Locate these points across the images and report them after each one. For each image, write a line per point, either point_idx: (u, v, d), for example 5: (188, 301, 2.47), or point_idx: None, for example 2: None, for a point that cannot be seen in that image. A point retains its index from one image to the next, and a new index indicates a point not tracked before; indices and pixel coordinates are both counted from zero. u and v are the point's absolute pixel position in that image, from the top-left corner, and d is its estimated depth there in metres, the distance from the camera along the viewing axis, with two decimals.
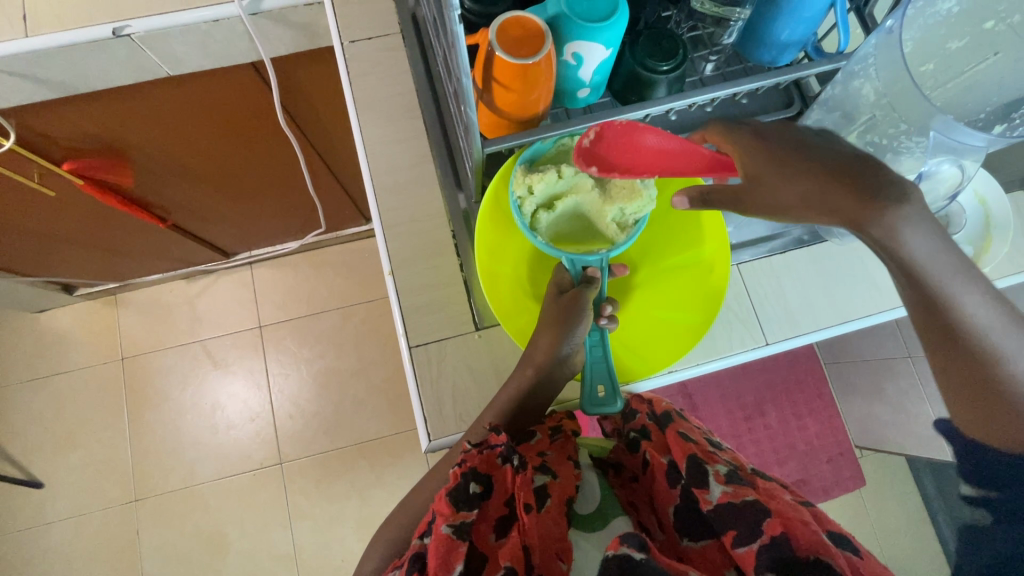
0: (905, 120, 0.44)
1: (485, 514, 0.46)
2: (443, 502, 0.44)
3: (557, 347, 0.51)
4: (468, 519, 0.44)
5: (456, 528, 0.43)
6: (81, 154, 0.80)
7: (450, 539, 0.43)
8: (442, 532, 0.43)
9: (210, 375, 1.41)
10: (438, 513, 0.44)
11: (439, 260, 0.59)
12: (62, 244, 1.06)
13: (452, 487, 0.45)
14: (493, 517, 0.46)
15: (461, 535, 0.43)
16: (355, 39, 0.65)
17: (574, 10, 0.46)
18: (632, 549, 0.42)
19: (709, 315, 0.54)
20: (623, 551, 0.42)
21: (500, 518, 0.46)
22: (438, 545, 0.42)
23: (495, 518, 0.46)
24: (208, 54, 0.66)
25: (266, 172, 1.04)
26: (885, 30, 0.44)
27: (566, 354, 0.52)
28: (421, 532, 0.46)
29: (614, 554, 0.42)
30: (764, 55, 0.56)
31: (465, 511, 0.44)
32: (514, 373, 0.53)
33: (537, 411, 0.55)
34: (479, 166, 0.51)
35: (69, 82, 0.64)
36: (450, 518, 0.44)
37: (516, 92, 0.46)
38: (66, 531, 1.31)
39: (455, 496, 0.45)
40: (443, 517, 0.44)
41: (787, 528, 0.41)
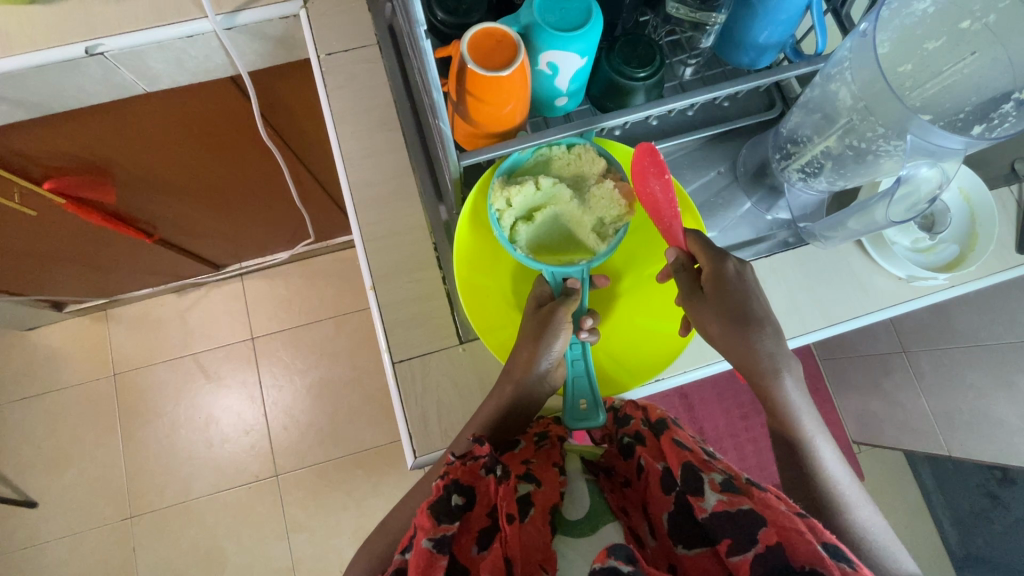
0: (882, 123, 0.45)
1: (467, 527, 0.46)
2: (424, 515, 0.44)
3: (535, 362, 0.51)
4: (448, 532, 0.43)
5: (436, 541, 0.42)
6: (62, 173, 0.79)
7: (431, 553, 0.42)
8: (422, 546, 0.42)
9: (203, 389, 1.41)
10: (420, 527, 0.43)
11: (421, 273, 0.58)
12: (49, 262, 1.05)
13: (434, 500, 0.45)
14: (475, 529, 0.45)
15: (441, 548, 0.42)
16: (332, 51, 0.64)
17: (546, 20, 0.45)
18: (620, 561, 0.40)
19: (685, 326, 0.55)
20: (611, 563, 0.40)
21: (482, 529, 0.45)
22: (418, 559, 0.42)
23: (477, 530, 0.45)
24: (185, 69, 0.65)
25: (252, 184, 1.03)
26: (859, 33, 0.44)
27: (545, 369, 0.51)
28: (403, 547, 0.45)
29: (601, 566, 0.40)
30: (742, 58, 0.55)
31: (447, 524, 0.44)
32: (494, 390, 0.52)
33: (521, 422, 0.55)
34: (457, 179, 0.50)
35: (44, 102, 0.63)
36: (431, 532, 0.43)
37: (489, 103, 0.46)
38: (61, 550, 1.30)
39: (437, 508, 0.44)
40: (423, 531, 0.43)
41: (783, 538, 0.40)
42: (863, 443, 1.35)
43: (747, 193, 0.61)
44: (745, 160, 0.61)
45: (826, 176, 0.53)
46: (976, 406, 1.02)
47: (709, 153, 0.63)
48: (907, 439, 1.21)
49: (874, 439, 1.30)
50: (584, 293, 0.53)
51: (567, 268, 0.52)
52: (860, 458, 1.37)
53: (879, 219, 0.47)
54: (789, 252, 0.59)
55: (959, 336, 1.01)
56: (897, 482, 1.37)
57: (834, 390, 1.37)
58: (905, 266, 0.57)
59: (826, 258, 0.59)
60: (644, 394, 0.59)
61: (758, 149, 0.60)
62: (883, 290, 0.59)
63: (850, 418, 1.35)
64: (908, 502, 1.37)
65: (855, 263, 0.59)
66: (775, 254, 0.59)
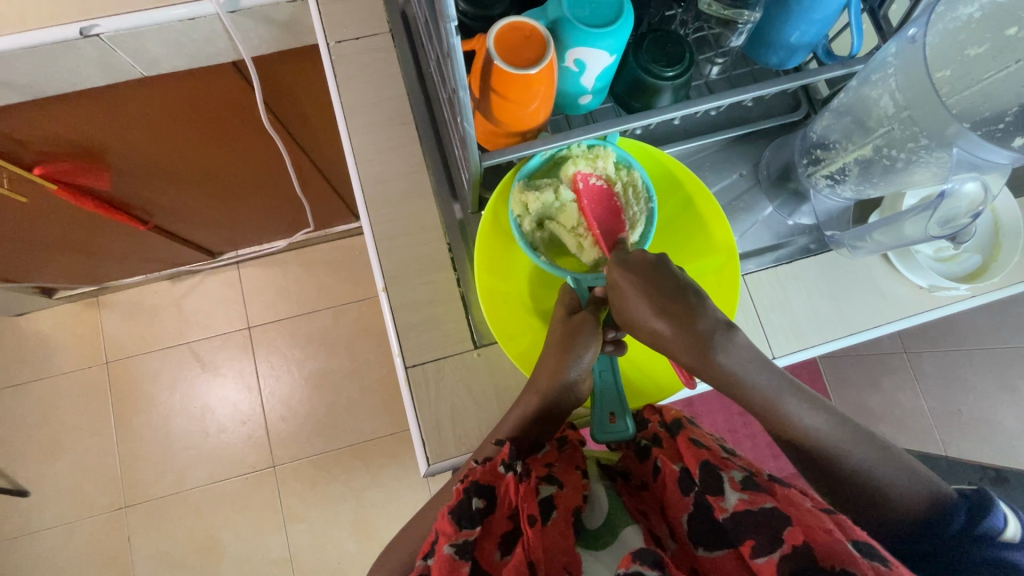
0: (924, 134, 0.43)
1: (489, 531, 0.45)
2: (446, 521, 0.44)
3: (563, 373, 0.49)
4: (471, 537, 0.43)
5: (458, 547, 0.42)
6: (54, 158, 0.75)
7: (453, 559, 0.42)
8: (445, 552, 0.42)
9: (198, 378, 1.38)
10: (442, 533, 0.43)
11: (435, 275, 0.56)
12: (39, 248, 1.02)
13: (454, 505, 0.45)
14: (497, 533, 0.45)
15: (463, 555, 0.42)
16: (342, 39, 0.62)
17: (575, 15, 0.43)
18: (644, 566, 0.40)
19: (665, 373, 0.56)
20: (634, 568, 0.40)
21: (504, 533, 0.45)
22: (440, 565, 0.42)
23: (499, 535, 0.45)
24: (185, 53, 0.62)
25: (251, 171, 0.99)
26: (907, 37, 0.42)
27: (575, 380, 0.49)
28: (424, 553, 0.45)
29: (625, 572, 0.40)
30: (772, 57, 0.53)
31: (468, 529, 0.43)
32: (519, 400, 0.51)
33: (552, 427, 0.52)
34: (477, 179, 0.48)
35: (36, 85, 0.60)
36: (453, 538, 0.43)
37: (514, 102, 0.44)
38: (54, 539, 1.29)
39: (458, 513, 0.44)
40: (445, 537, 0.43)
41: (809, 536, 0.39)
42: None
43: (769, 197, 0.60)
44: (768, 162, 0.60)
45: (854, 184, 0.52)
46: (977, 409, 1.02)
47: (732, 154, 0.62)
48: None
49: None
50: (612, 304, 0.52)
51: (593, 276, 0.51)
52: None
53: (909, 233, 0.47)
54: (810, 258, 0.58)
55: None
56: None
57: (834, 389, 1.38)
58: (928, 275, 0.56)
59: (846, 266, 0.58)
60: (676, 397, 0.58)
61: (783, 150, 0.58)
62: (904, 299, 0.58)
63: None
64: None
65: (876, 270, 0.58)
66: (795, 261, 0.58)
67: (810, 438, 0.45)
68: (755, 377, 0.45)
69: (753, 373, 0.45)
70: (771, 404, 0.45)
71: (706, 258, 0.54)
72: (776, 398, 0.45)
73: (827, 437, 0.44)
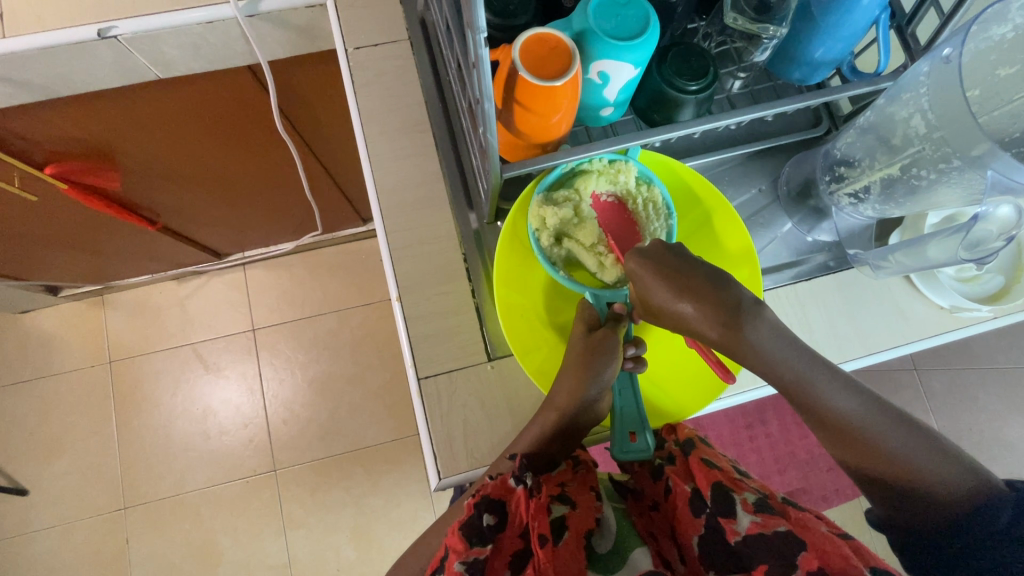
0: (956, 154, 0.42)
1: (499, 550, 0.45)
2: (456, 537, 0.43)
3: (582, 389, 0.48)
4: (480, 555, 0.43)
5: (468, 565, 0.42)
6: (64, 158, 0.75)
7: None
8: (454, 569, 0.42)
9: (201, 379, 1.38)
10: (452, 550, 0.43)
11: (449, 285, 0.55)
12: (45, 246, 1.01)
13: (465, 520, 0.44)
14: (507, 552, 0.45)
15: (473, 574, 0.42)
16: (360, 45, 0.61)
17: (602, 27, 0.42)
18: None
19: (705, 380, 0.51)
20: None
21: (514, 553, 0.45)
22: None
23: (509, 554, 0.45)
24: (201, 56, 0.62)
25: (261, 174, 0.99)
26: (941, 57, 0.41)
27: (592, 396, 0.48)
28: (434, 569, 0.45)
29: None
30: (796, 72, 0.53)
31: (478, 547, 0.43)
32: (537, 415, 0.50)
33: (568, 445, 0.51)
34: (496, 190, 0.48)
35: (51, 85, 0.60)
36: (463, 555, 0.42)
37: (537, 113, 0.43)
38: (51, 540, 1.27)
39: (468, 530, 0.44)
40: (456, 554, 0.43)
41: (823, 562, 0.39)
42: None
43: (788, 213, 0.59)
44: (788, 177, 0.59)
45: (880, 204, 0.51)
46: None
47: (751, 169, 0.61)
48: None
49: None
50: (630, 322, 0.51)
51: (613, 292, 0.50)
52: None
53: (931, 257, 0.46)
54: (829, 276, 0.58)
55: None
56: None
57: None
58: (950, 295, 0.55)
59: (864, 284, 0.57)
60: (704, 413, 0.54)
61: (804, 165, 0.57)
62: (924, 318, 0.57)
63: None
64: None
65: (895, 289, 0.58)
66: (814, 278, 0.58)
67: (841, 422, 0.44)
68: (788, 354, 0.44)
69: (777, 352, 0.44)
70: (800, 384, 0.44)
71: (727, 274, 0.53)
72: (807, 379, 0.44)
73: (859, 422, 0.43)
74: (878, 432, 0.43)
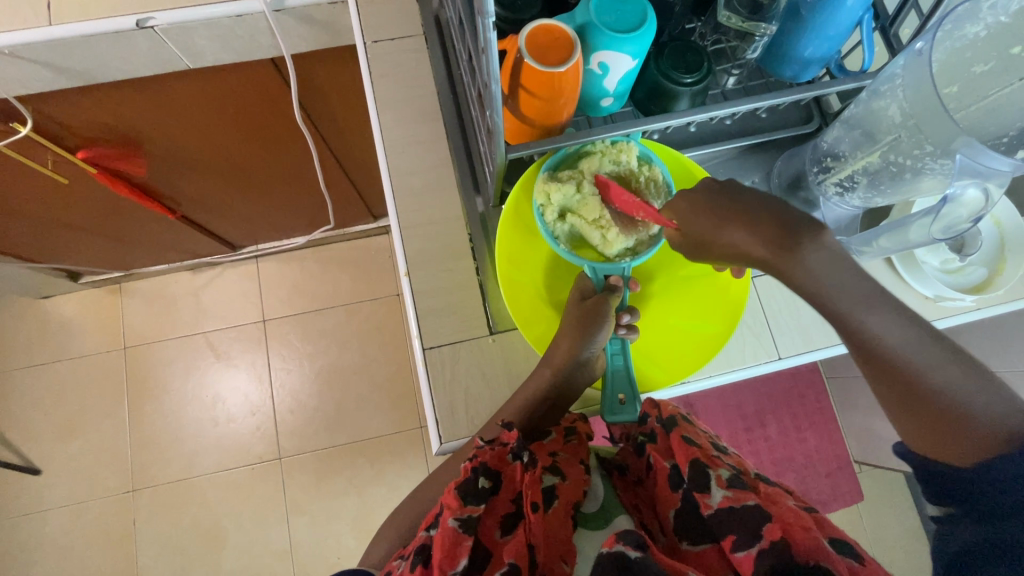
0: (931, 142, 0.45)
1: (492, 510, 0.46)
2: (451, 495, 0.45)
3: (577, 351, 0.51)
4: (474, 513, 0.44)
5: (462, 522, 0.43)
6: (96, 143, 0.80)
7: (456, 532, 0.43)
8: (448, 524, 0.43)
9: (212, 367, 1.41)
10: (447, 507, 0.44)
11: (455, 263, 0.59)
12: (70, 230, 1.06)
13: (461, 481, 0.45)
14: (500, 513, 0.46)
15: (467, 530, 0.43)
16: (378, 39, 0.65)
17: (602, 20, 0.46)
18: (628, 547, 0.41)
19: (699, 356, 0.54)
20: (619, 549, 0.41)
21: (506, 514, 0.46)
22: (444, 538, 0.42)
23: (501, 514, 0.46)
24: (230, 48, 0.66)
25: (279, 167, 1.03)
26: (915, 51, 0.44)
27: (586, 358, 0.52)
28: (428, 524, 0.46)
29: (609, 551, 0.41)
30: (786, 70, 0.56)
31: (472, 506, 0.44)
32: (534, 374, 0.54)
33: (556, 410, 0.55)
34: (501, 172, 0.51)
35: (89, 71, 0.64)
36: (457, 512, 0.44)
37: (541, 98, 0.47)
38: (61, 519, 1.31)
39: (464, 490, 0.45)
40: (450, 510, 0.44)
41: (786, 533, 0.39)
42: (865, 463, 1.36)
43: None
44: (780, 171, 0.62)
45: (863, 192, 0.54)
46: None
47: (744, 162, 0.64)
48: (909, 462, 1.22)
49: (877, 460, 1.31)
50: (625, 293, 0.54)
51: (610, 265, 0.53)
52: (860, 477, 1.38)
53: (912, 238, 0.49)
54: None
55: None
56: (896, 503, 1.38)
57: (839, 408, 1.39)
58: (933, 285, 0.58)
59: None
60: (691, 385, 0.58)
61: (795, 160, 0.60)
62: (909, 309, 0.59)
63: (852, 437, 1.36)
64: (905, 523, 1.37)
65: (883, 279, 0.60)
66: None
67: (891, 354, 0.41)
68: (847, 280, 0.42)
69: (828, 277, 0.42)
70: (855, 312, 0.42)
71: None
72: (864, 304, 0.42)
73: (912, 359, 0.40)
74: (929, 372, 0.40)
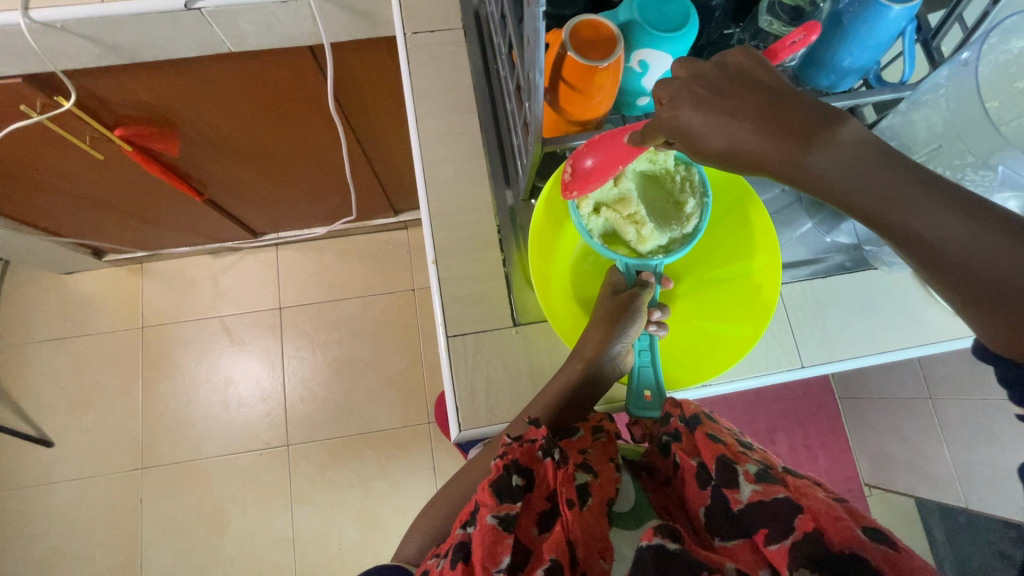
0: (972, 152, 0.44)
1: (528, 508, 0.46)
2: (487, 493, 0.45)
3: (608, 345, 0.52)
4: (512, 511, 0.44)
5: (501, 519, 0.43)
6: (133, 121, 0.82)
7: (496, 530, 0.43)
8: (487, 522, 0.43)
9: (226, 351, 1.43)
10: (483, 504, 0.45)
11: (482, 254, 0.59)
12: (98, 207, 1.08)
13: (495, 478, 0.46)
14: (535, 510, 0.46)
15: (506, 527, 0.43)
16: (418, 31, 0.67)
17: (646, 19, 0.47)
18: (666, 539, 0.42)
19: (731, 357, 0.52)
20: (658, 541, 0.42)
21: (542, 511, 0.46)
22: (484, 535, 0.43)
23: (537, 512, 0.46)
24: (272, 33, 0.67)
25: (307, 155, 1.05)
26: (959, 62, 0.44)
27: (617, 353, 0.53)
28: (465, 522, 0.46)
29: (649, 544, 0.42)
30: (823, 79, 0.56)
31: (509, 503, 0.45)
32: (564, 368, 0.54)
33: (583, 407, 0.54)
34: (535, 165, 0.51)
35: (135, 49, 0.66)
36: (494, 509, 0.44)
37: (582, 92, 0.47)
38: (69, 492, 1.32)
39: (498, 487, 0.45)
40: (487, 508, 0.44)
41: (818, 523, 0.39)
42: (875, 486, 1.33)
43: (808, 214, 0.62)
44: None
45: None
46: (1000, 462, 0.97)
47: None
48: (922, 487, 1.20)
49: (889, 483, 1.29)
50: (656, 288, 0.55)
51: (642, 262, 0.54)
52: (871, 500, 1.34)
53: None
54: (845, 275, 0.61)
55: (990, 388, 0.99)
56: None
57: (852, 429, 1.37)
58: None
59: (882, 285, 0.60)
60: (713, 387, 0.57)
61: None
62: (935, 325, 0.59)
63: (865, 460, 1.35)
64: None
65: (911, 293, 0.60)
66: (831, 276, 0.61)
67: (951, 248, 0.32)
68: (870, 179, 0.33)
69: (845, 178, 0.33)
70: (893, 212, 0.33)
71: (749, 260, 0.56)
72: (902, 200, 0.32)
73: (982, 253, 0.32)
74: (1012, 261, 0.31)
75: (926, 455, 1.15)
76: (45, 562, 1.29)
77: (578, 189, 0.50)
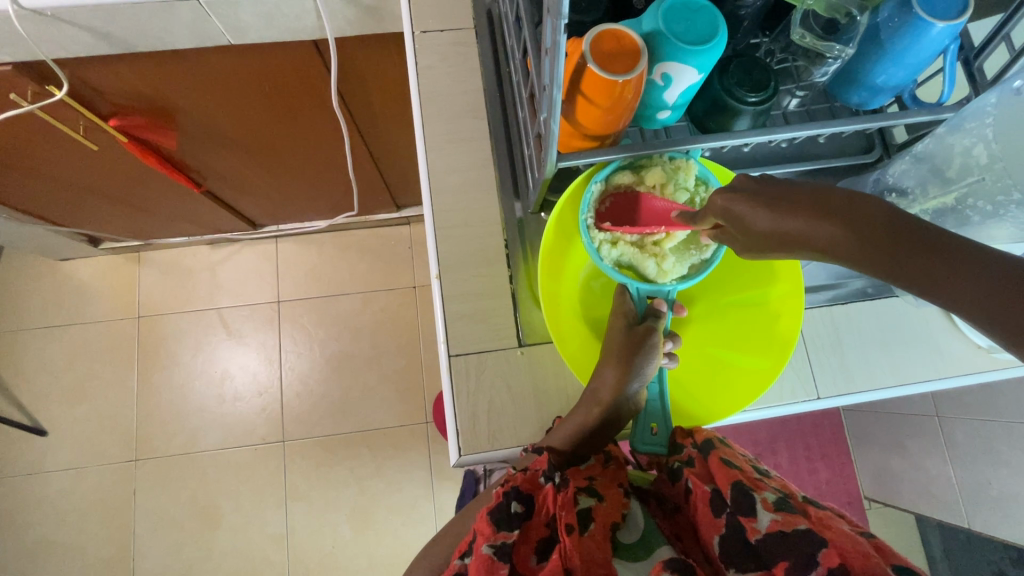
0: (1017, 188, 0.41)
1: (526, 536, 0.44)
2: (484, 521, 0.43)
3: (624, 384, 0.49)
4: (508, 540, 0.42)
5: (496, 549, 0.41)
6: (128, 112, 0.78)
7: (491, 560, 0.41)
8: (482, 552, 0.41)
9: (222, 344, 1.41)
10: (479, 533, 0.43)
11: (489, 269, 0.57)
12: (92, 196, 1.05)
13: (494, 506, 0.44)
14: (534, 539, 0.44)
15: (501, 557, 0.41)
16: (427, 29, 0.64)
17: (672, 30, 0.43)
18: None
19: (750, 393, 0.50)
20: None
21: (542, 540, 0.44)
22: (477, 566, 0.41)
23: (536, 540, 0.44)
24: (272, 27, 0.63)
25: (309, 149, 1.02)
26: (1011, 88, 0.41)
27: (635, 391, 0.50)
28: (461, 552, 0.45)
29: None
30: (854, 96, 0.53)
31: (506, 532, 0.43)
32: (582, 404, 0.51)
33: (597, 438, 0.51)
34: (548, 180, 0.48)
35: (129, 39, 0.62)
36: (490, 539, 0.42)
37: (601, 107, 0.44)
38: (63, 482, 1.31)
39: (496, 516, 0.44)
40: (483, 537, 0.42)
41: (845, 559, 0.36)
42: (876, 501, 1.31)
43: None
44: None
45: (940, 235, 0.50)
46: (1007, 485, 0.95)
47: None
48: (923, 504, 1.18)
49: (889, 499, 1.26)
50: (669, 316, 0.52)
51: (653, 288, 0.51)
52: (870, 514, 1.32)
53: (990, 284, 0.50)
54: (866, 302, 0.58)
55: (1002, 411, 0.96)
56: None
57: (854, 442, 1.36)
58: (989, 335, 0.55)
59: (906, 315, 0.58)
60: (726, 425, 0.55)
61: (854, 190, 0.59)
62: (960, 357, 0.57)
63: (866, 474, 1.33)
64: None
65: (935, 325, 0.58)
66: (851, 303, 0.58)
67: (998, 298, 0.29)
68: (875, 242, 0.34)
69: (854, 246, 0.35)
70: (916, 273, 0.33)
71: (768, 288, 0.54)
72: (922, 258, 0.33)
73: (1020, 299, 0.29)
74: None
75: (929, 474, 1.13)
76: (38, 551, 1.28)
77: (612, 221, 0.50)
